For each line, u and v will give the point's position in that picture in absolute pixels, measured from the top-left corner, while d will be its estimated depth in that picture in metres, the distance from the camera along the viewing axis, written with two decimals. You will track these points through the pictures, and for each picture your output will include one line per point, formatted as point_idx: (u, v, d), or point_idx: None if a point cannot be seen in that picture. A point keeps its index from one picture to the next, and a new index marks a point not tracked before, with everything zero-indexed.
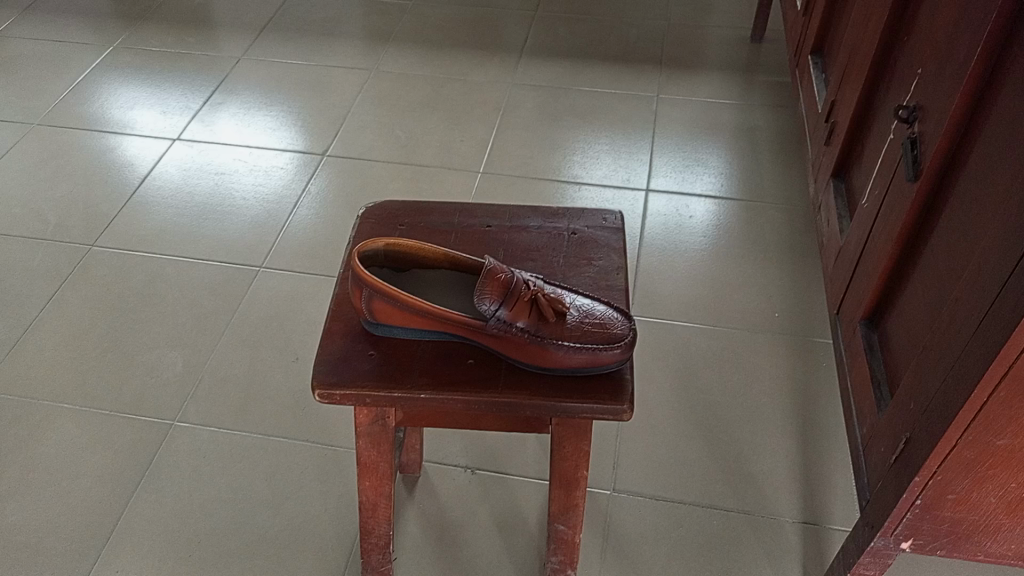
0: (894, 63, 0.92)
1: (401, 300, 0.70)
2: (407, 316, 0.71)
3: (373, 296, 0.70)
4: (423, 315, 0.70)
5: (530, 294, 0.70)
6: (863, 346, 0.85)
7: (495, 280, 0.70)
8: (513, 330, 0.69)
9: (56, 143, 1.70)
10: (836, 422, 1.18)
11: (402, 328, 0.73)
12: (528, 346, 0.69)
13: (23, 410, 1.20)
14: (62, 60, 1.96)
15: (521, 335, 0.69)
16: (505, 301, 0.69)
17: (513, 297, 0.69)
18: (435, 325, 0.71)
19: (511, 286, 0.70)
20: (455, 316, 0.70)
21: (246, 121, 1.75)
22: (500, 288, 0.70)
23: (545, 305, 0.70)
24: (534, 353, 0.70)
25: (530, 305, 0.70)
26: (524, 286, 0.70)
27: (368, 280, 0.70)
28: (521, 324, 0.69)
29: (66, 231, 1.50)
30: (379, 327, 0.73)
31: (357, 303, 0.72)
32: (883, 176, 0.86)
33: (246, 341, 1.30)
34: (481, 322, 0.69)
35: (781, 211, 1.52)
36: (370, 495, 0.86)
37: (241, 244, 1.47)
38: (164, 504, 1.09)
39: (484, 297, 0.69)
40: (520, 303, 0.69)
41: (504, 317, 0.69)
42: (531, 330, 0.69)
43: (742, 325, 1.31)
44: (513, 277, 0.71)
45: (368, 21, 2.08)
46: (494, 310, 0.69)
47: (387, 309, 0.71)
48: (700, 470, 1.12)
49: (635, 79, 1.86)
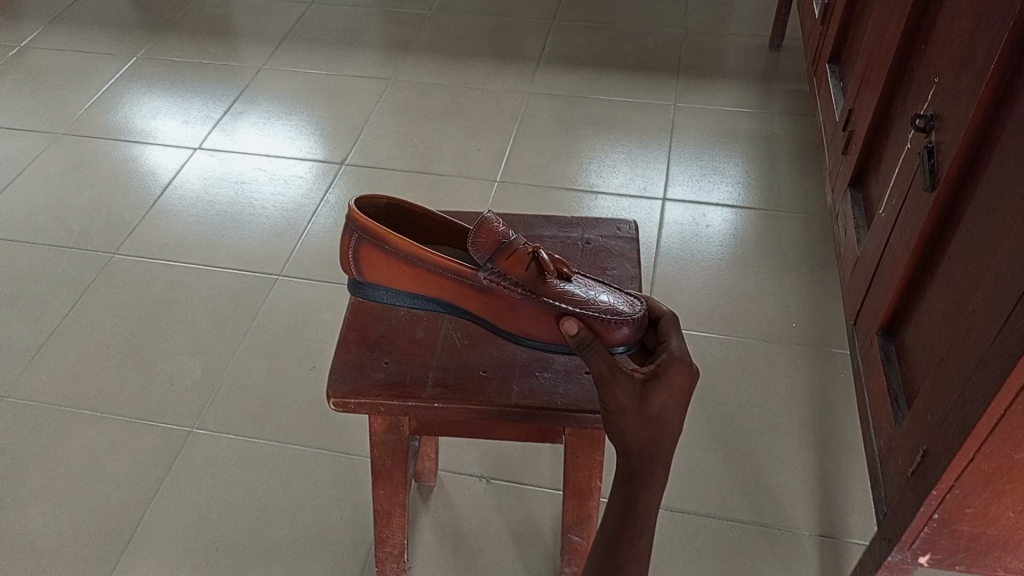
0: (911, 71, 0.91)
1: (394, 246, 0.69)
2: (398, 266, 0.70)
3: (365, 241, 0.70)
4: (413, 266, 0.70)
5: (529, 251, 0.70)
6: (881, 358, 0.84)
7: (490, 233, 0.70)
8: (506, 283, 0.69)
9: (80, 152, 1.73)
10: (855, 434, 1.17)
11: (388, 283, 0.72)
12: (523, 303, 0.69)
13: (46, 417, 1.22)
14: (86, 70, 1.99)
15: (514, 289, 0.69)
16: (499, 253, 0.69)
17: (507, 250, 0.69)
18: (425, 278, 0.71)
19: (507, 239, 0.70)
20: (444, 262, 0.69)
21: (266, 130, 1.77)
22: (496, 241, 0.69)
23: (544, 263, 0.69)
24: (531, 314, 0.70)
25: (527, 260, 0.69)
26: (522, 243, 0.70)
27: (362, 223, 0.70)
28: (515, 277, 0.69)
29: (89, 240, 1.52)
30: (363, 281, 0.73)
31: (347, 251, 0.72)
32: (900, 186, 0.85)
33: (264, 349, 1.31)
34: (473, 273, 0.69)
35: (799, 220, 1.51)
36: (385, 503, 0.87)
37: (260, 252, 1.49)
38: (183, 510, 1.10)
39: (477, 249, 0.70)
40: (515, 257, 0.69)
41: (498, 269, 0.69)
42: (526, 285, 0.69)
43: (760, 335, 1.31)
44: (510, 232, 0.70)
45: (387, 31, 2.10)
46: (487, 262, 0.69)
47: (377, 257, 0.70)
48: (716, 482, 1.11)
49: (653, 88, 1.86)
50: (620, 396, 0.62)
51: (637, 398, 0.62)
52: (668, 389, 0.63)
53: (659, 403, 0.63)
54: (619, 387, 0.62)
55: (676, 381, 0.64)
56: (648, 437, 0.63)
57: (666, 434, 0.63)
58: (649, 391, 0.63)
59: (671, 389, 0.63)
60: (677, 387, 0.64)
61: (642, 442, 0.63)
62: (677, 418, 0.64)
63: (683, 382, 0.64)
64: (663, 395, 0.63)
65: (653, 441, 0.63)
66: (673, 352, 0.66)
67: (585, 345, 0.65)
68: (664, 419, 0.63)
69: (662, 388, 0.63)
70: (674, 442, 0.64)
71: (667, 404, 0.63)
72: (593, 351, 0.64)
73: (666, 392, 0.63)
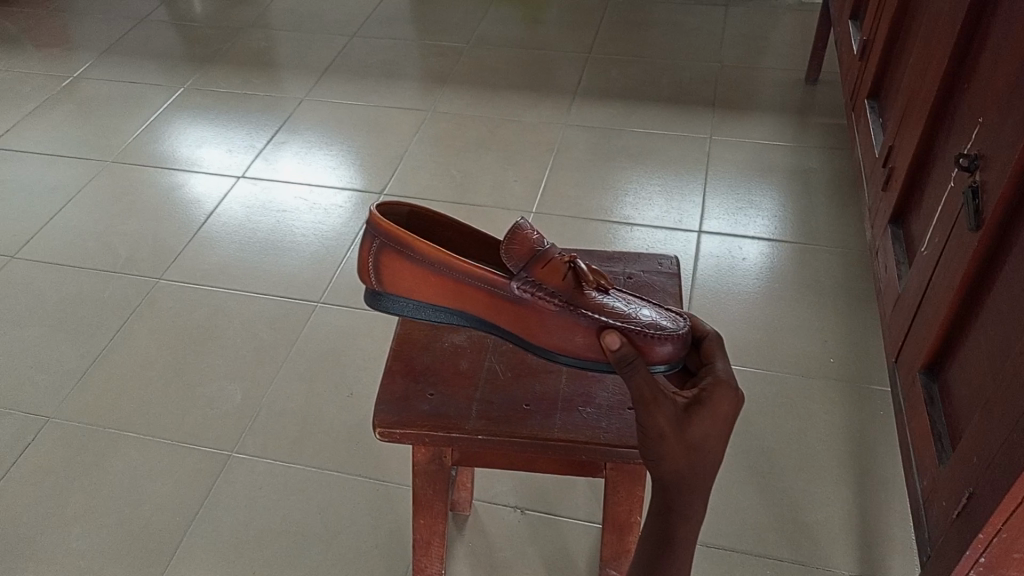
0: (953, 110, 0.91)
1: (413, 250, 0.70)
2: (415, 272, 0.71)
3: (385, 246, 0.71)
4: (433, 272, 0.71)
5: (565, 260, 0.70)
6: (924, 397, 0.83)
7: (525, 242, 0.70)
8: (540, 292, 0.69)
9: (127, 180, 1.78)
10: (895, 472, 1.16)
11: (406, 292, 0.73)
12: (559, 314, 0.69)
13: (90, 438, 1.25)
14: (135, 100, 2.06)
15: (550, 300, 0.69)
16: (534, 261, 0.70)
17: (543, 259, 0.70)
18: (449, 286, 0.71)
19: (541, 248, 0.70)
20: (471, 269, 0.70)
21: (306, 160, 1.81)
22: (530, 250, 0.70)
23: (580, 273, 0.70)
24: (559, 325, 0.70)
25: (564, 270, 0.70)
26: (557, 252, 0.71)
27: (386, 230, 0.71)
28: (551, 287, 0.69)
29: (135, 265, 1.56)
30: (380, 290, 0.74)
31: (365, 258, 0.73)
32: (943, 224, 0.85)
33: (302, 375, 1.33)
34: (506, 281, 0.70)
35: (836, 254, 1.51)
36: (424, 533, 0.88)
37: (300, 280, 1.51)
38: (221, 534, 1.12)
39: (511, 257, 0.70)
40: (551, 265, 0.70)
41: (532, 277, 0.69)
42: (561, 296, 0.69)
43: (797, 370, 1.30)
44: (543, 242, 0.71)
45: (426, 64, 2.14)
46: (521, 270, 0.70)
47: (396, 262, 0.71)
48: (753, 518, 1.11)
49: (688, 121, 1.87)
50: (660, 421, 0.62)
51: (677, 423, 0.62)
52: (711, 415, 0.63)
53: (700, 431, 0.63)
54: (661, 410, 0.62)
55: (720, 409, 0.64)
56: (685, 464, 0.63)
57: (705, 462, 0.63)
58: (691, 416, 0.63)
59: (715, 416, 0.64)
60: (721, 413, 0.64)
61: (678, 469, 0.63)
62: (718, 447, 0.64)
63: (727, 410, 0.64)
64: (704, 421, 0.63)
65: (690, 468, 0.63)
66: (720, 376, 0.66)
67: (626, 361, 0.65)
68: (703, 447, 0.63)
69: (705, 415, 0.63)
70: (712, 471, 0.64)
71: (708, 431, 0.63)
72: (635, 369, 0.64)
73: (708, 418, 0.63)
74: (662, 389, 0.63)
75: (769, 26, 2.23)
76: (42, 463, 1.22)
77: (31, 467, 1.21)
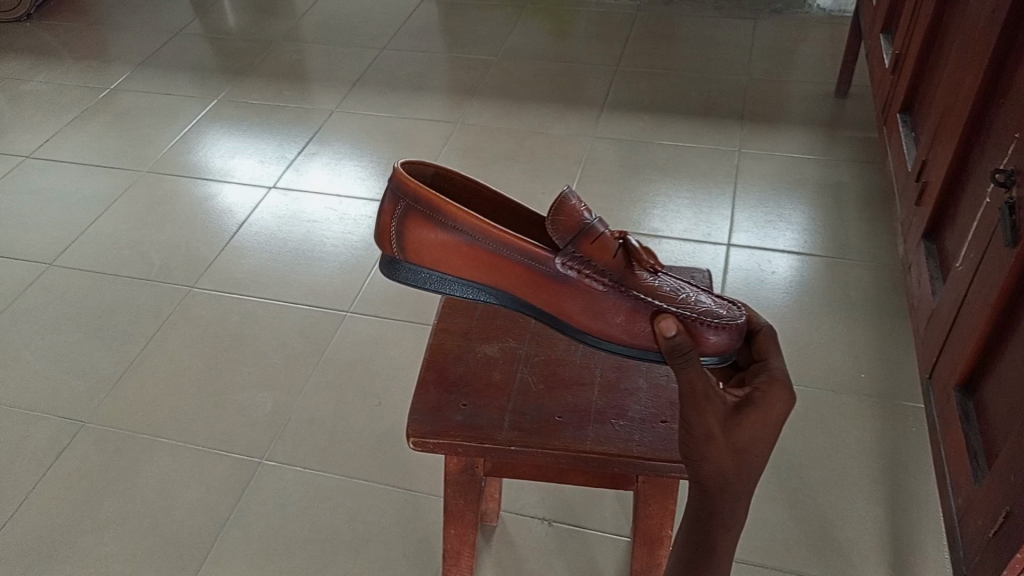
0: (989, 124, 0.90)
1: (440, 213, 0.70)
2: (439, 237, 0.70)
3: (409, 208, 0.71)
4: (462, 242, 0.70)
5: (615, 238, 0.70)
6: (959, 415, 0.82)
7: (572, 216, 0.69)
8: (589, 269, 0.69)
9: (162, 190, 1.81)
10: (928, 490, 1.14)
11: (431, 263, 0.71)
12: (608, 295, 0.69)
13: (124, 444, 1.27)
14: (170, 112, 2.10)
15: (600, 281, 0.69)
16: (583, 236, 0.69)
17: (592, 235, 0.69)
18: (476, 258, 0.70)
19: (588, 222, 0.69)
20: (506, 238, 0.69)
21: (336, 171, 1.83)
22: (578, 224, 0.69)
23: (632, 251, 0.70)
24: (601, 306, 0.70)
25: (614, 248, 0.70)
26: (605, 227, 0.70)
27: (415, 193, 0.70)
28: (600, 266, 0.69)
29: (169, 273, 1.59)
30: (399, 256, 0.72)
31: (387, 221, 0.72)
32: (979, 240, 0.84)
33: (331, 384, 1.35)
34: (551, 256, 0.69)
35: (867, 268, 1.49)
36: (455, 543, 0.90)
37: (330, 289, 1.53)
38: (251, 541, 1.13)
39: (557, 228, 0.69)
40: (601, 242, 0.69)
41: (580, 252, 0.69)
42: (612, 277, 0.70)
43: (827, 385, 1.29)
44: (590, 214, 0.70)
45: (454, 76, 2.16)
46: (568, 245, 0.69)
47: (419, 226, 0.70)
48: (782, 534, 1.10)
49: (717, 134, 1.87)
50: (707, 420, 0.62)
51: (725, 425, 0.63)
52: (760, 417, 0.64)
53: (748, 433, 0.64)
54: (710, 410, 0.62)
55: (773, 411, 0.64)
56: (728, 466, 0.64)
57: (749, 464, 0.64)
58: (740, 417, 0.64)
59: (765, 417, 0.64)
60: (773, 415, 0.64)
61: (721, 470, 0.64)
62: (765, 449, 0.65)
63: (780, 410, 0.65)
64: (753, 423, 0.64)
65: (733, 470, 0.64)
66: (774, 375, 0.67)
67: (680, 352, 0.64)
68: (749, 449, 0.64)
69: (756, 416, 0.64)
70: (755, 474, 0.65)
71: (755, 434, 0.64)
72: (688, 362, 0.63)
73: (757, 421, 0.64)
74: (712, 388, 0.63)
75: (800, 39, 2.23)
76: (77, 467, 1.24)
77: (66, 472, 1.23)
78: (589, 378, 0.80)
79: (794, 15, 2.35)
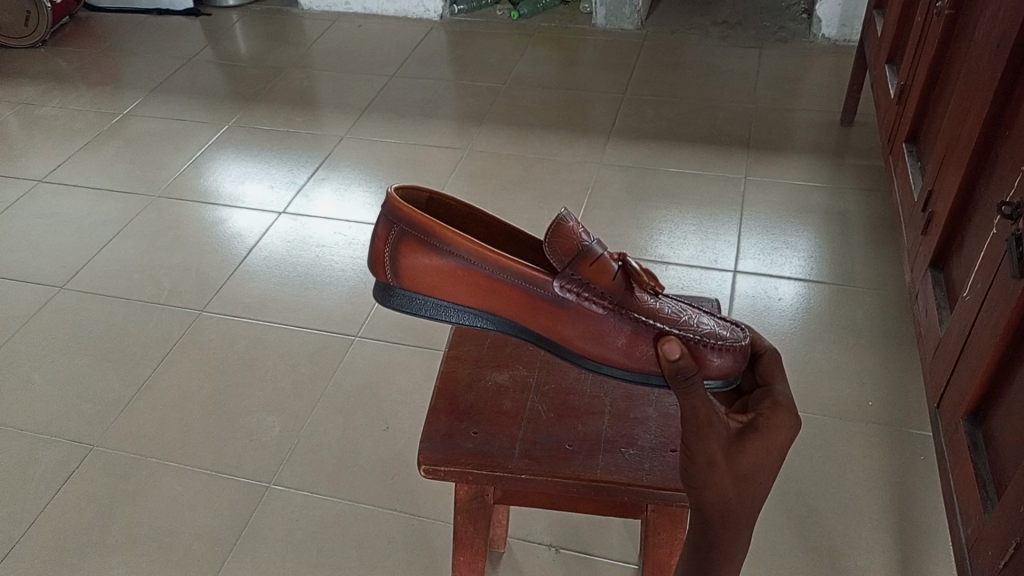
0: (995, 155, 0.91)
1: (433, 236, 0.71)
2: (432, 261, 0.71)
3: (403, 233, 0.72)
4: (457, 266, 0.71)
5: (614, 259, 0.72)
6: (968, 444, 0.82)
7: (570, 238, 0.71)
8: (589, 291, 0.70)
9: (172, 214, 1.83)
10: (936, 519, 1.14)
11: (426, 288, 0.73)
12: (609, 316, 0.70)
13: (132, 467, 1.27)
14: (182, 137, 2.12)
15: (598, 303, 0.70)
16: (582, 258, 0.70)
17: (591, 257, 0.70)
18: (472, 282, 0.71)
19: (587, 244, 0.71)
20: (501, 261, 0.70)
21: (345, 196, 1.85)
22: (576, 246, 0.71)
23: (631, 272, 0.72)
24: (601, 328, 0.70)
25: (612, 270, 0.71)
26: (603, 249, 0.71)
27: (409, 218, 0.72)
28: (598, 287, 0.71)
29: (179, 297, 1.60)
30: (393, 282, 0.74)
31: (382, 248, 0.73)
32: (986, 270, 0.85)
33: (339, 408, 1.35)
34: (549, 278, 0.70)
35: (874, 296, 1.50)
36: (464, 569, 0.90)
37: (339, 313, 1.54)
38: (257, 566, 1.13)
39: (556, 250, 0.71)
40: (599, 264, 0.71)
41: (579, 274, 0.70)
42: (610, 298, 0.71)
43: (834, 412, 1.29)
44: (587, 236, 0.72)
45: (463, 103, 2.19)
46: (567, 267, 0.70)
47: (412, 250, 0.72)
48: (791, 563, 1.09)
49: (723, 161, 1.89)
50: (711, 447, 0.63)
51: (728, 452, 0.64)
52: (763, 444, 0.65)
53: (750, 460, 0.64)
54: (714, 437, 0.63)
55: (777, 436, 0.66)
56: (732, 494, 0.64)
57: (752, 491, 0.65)
58: (743, 444, 0.65)
59: (769, 444, 0.65)
60: (777, 442, 0.66)
61: (725, 498, 0.64)
62: (769, 474, 0.66)
63: (784, 437, 0.66)
64: (757, 450, 0.65)
65: (736, 498, 0.64)
66: (779, 401, 0.68)
67: (683, 375, 0.63)
68: (752, 476, 0.65)
69: (760, 441, 0.65)
70: (758, 500, 0.66)
71: (758, 461, 0.65)
72: (693, 387, 0.63)
73: (761, 447, 0.65)
74: (716, 414, 0.64)
75: (805, 68, 2.25)
76: (85, 490, 1.24)
77: (74, 494, 1.24)
78: (599, 407, 0.80)
79: (799, 45, 2.37)
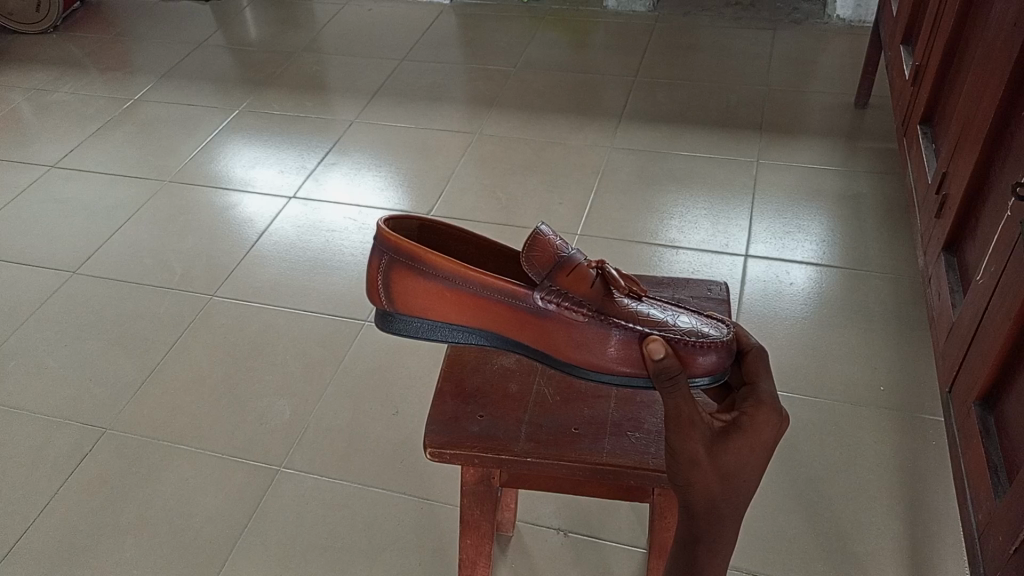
0: (1010, 135, 0.90)
1: (421, 262, 0.72)
2: (422, 284, 0.73)
3: (393, 260, 0.74)
4: (444, 287, 0.72)
5: (592, 267, 0.72)
6: (980, 429, 0.81)
7: (546, 249, 0.72)
8: (568, 299, 0.71)
9: (183, 200, 1.83)
10: (947, 503, 1.13)
11: (419, 311, 0.74)
12: (591, 325, 0.70)
13: (144, 450, 1.28)
14: (193, 122, 2.13)
15: (579, 312, 0.70)
16: (559, 268, 0.71)
17: (568, 267, 0.72)
18: (460, 302, 0.73)
19: (565, 254, 0.72)
20: (486, 281, 0.71)
21: (356, 181, 1.85)
22: (549, 258, 0.72)
23: (609, 279, 0.72)
24: (585, 336, 0.71)
25: (591, 278, 0.72)
26: (583, 259, 0.73)
27: (398, 245, 0.73)
28: (577, 296, 0.71)
29: (190, 282, 1.60)
30: (389, 307, 0.75)
31: (375, 275, 0.75)
32: (1000, 253, 0.84)
33: (350, 393, 1.35)
34: (528, 292, 0.71)
35: (886, 280, 1.49)
36: (471, 553, 0.91)
37: (349, 298, 1.54)
38: (269, 549, 1.14)
39: (533, 264, 0.72)
40: (577, 273, 0.71)
41: (557, 285, 0.71)
42: (590, 306, 0.71)
43: (845, 398, 1.28)
44: (565, 247, 0.73)
45: (472, 87, 2.17)
46: (545, 279, 0.71)
47: (404, 276, 0.73)
48: (800, 547, 1.09)
49: (735, 145, 1.87)
50: (693, 445, 0.63)
51: (710, 449, 0.64)
52: (746, 443, 0.65)
53: (733, 458, 0.64)
54: (696, 436, 0.63)
55: (761, 435, 0.65)
56: (715, 490, 0.65)
57: (736, 486, 0.65)
58: (727, 441, 0.64)
59: (751, 443, 0.65)
60: (760, 441, 0.65)
61: (707, 494, 0.65)
62: (754, 471, 0.65)
63: (768, 435, 0.65)
64: (740, 448, 0.64)
65: (721, 494, 0.65)
66: (762, 399, 0.67)
67: (667, 375, 0.63)
68: (736, 473, 0.65)
69: (743, 439, 0.65)
70: (743, 496, 0.66)
71: (741, 459, 0.64)
72: (676, 386, 0.62)
73: (743, 446, 0.64)
74: (699, 414, 0.64)
75: (819, 49, 2.22)
76: (99, 473, 1.25)
77: (88, 477, 1.25)
78: (604, 391, 0.80)
79: (813, 26, 2.34)
